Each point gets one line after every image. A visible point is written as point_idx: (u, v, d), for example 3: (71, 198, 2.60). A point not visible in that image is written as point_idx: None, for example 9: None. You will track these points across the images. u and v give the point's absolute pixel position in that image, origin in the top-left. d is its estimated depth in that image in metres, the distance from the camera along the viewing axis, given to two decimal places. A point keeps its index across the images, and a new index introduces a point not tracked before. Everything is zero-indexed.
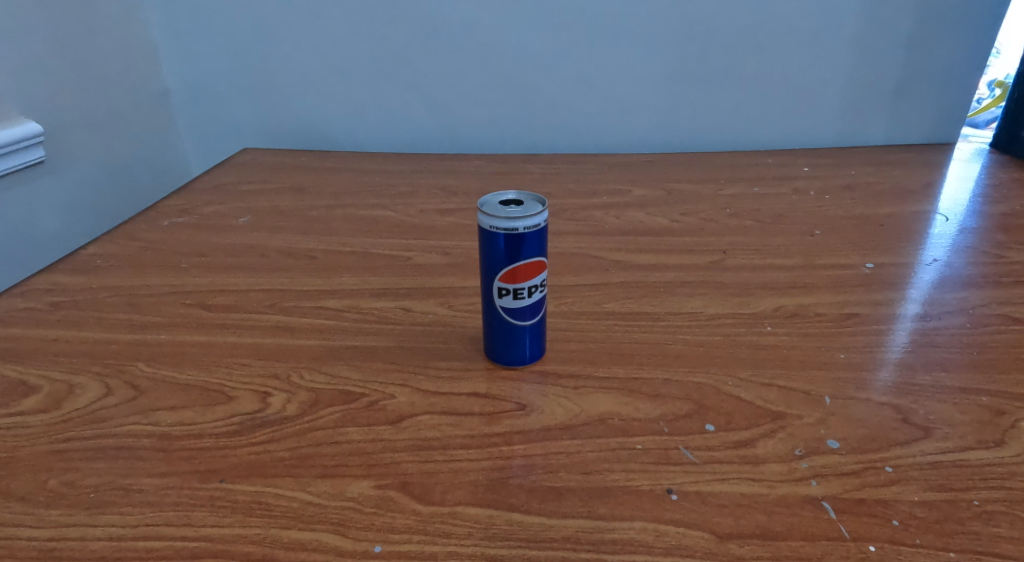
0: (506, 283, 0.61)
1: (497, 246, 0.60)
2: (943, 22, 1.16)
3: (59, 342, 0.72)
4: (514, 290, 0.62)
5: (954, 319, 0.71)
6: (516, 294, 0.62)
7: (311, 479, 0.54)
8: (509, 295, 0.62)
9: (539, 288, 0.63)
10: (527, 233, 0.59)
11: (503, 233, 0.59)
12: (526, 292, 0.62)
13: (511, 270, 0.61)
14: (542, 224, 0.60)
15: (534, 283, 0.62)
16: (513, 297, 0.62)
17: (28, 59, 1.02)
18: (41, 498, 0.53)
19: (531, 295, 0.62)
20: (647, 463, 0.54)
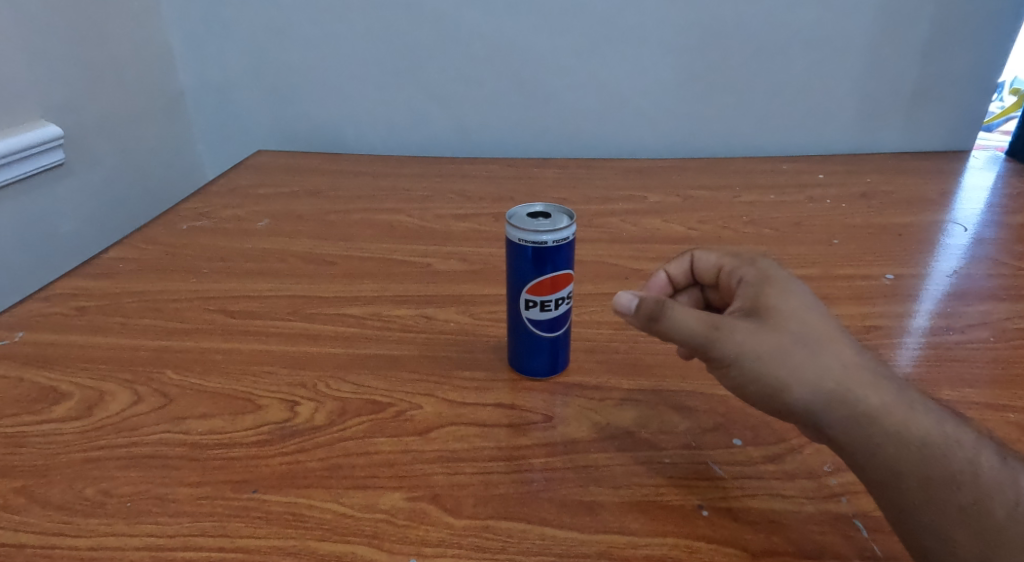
0: (533, 296, 0.62)
1: (526, 259, 0.60)
2: (962, 29, 1.15)
3: (86, 347, 0.73)
4: (541, 302, 0.62)
5: (977, 333, 0.72)
6: (543, 306, 0.62)
7: (343, 490, 0.54)
8: (537, 307, 0.62)
9: (565, 300, 0.63)
10: (555, 247, 0.60)
11: (531, 246, 0.60)
12: (553, 304, 0.62)
13: (538, 282, 0.61)
14: (570, 237, 0.60)
15: (560, 295, 0.63)
16: (540, 309, 0.62)
17: (48, 62, 1.03)
18: (79, 507, 0.54)
19: (558, 308, 0.63)
20: (677, 478, 0.55)
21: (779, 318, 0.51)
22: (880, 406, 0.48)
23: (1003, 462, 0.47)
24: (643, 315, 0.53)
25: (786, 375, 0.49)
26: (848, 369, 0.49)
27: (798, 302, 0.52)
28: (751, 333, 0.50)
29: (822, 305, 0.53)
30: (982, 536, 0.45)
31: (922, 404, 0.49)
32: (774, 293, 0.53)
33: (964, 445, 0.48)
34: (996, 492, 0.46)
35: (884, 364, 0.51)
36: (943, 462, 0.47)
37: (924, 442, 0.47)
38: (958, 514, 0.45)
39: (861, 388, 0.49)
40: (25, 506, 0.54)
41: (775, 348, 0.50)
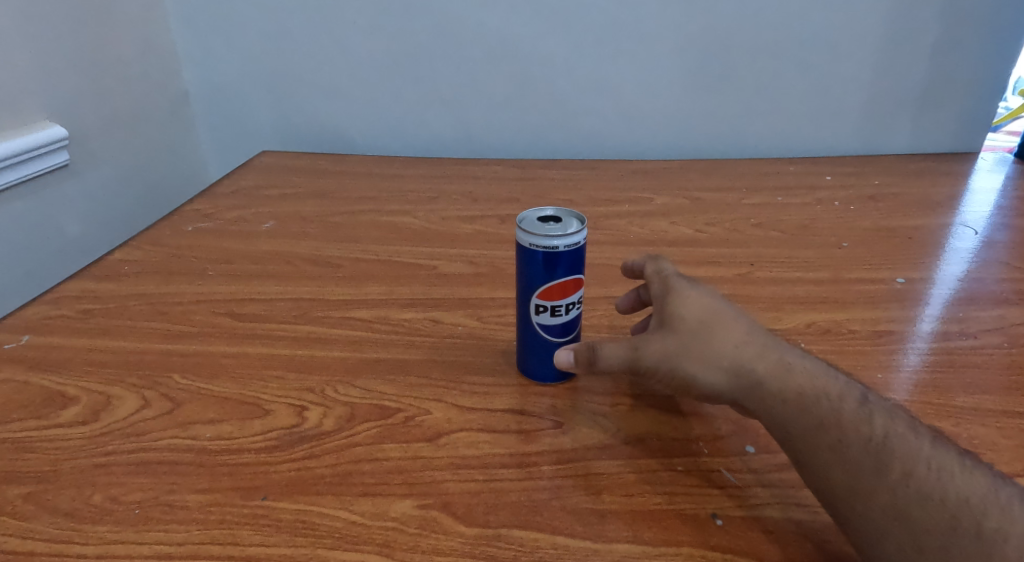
0: (544, 301, 0.61)
1: (538, 263, 0.60)
2: (972, 30, 1.14)
3: (92, 350, 0.72)
4: (552, 307, 0.62)
5: (990, 338, 0.71)
6: (553, 311, 0.62)
7: (354, 497, 0.55)
8: (547, 312, 0.62)
9: (576, 305, 0.63)
10: (566, 251, 0.60)
11: (542, 251, 0.59)
12: (564, 309, 0.62)
13: (549, 288, 0.61)
14: (581, 242, 0.60)
15: (571, 300, 0.62)
16: (551, 314, 0.62)
17: (52, 64, 1.03)
18: (88, 514, 0.54)
19: (568, 313, 0.62)
20: (689, 486, 0.55)
21: (678, 319, 0.59)
22: (763, 375, 0.56)
23: (867, 404, 0.53)
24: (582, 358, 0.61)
25: (688, 365, 0.57)
26: (736, 349, 0.57)
27: (695, 301, 0.60)
28: (660, 341, 0.59)
29: (716, 298, 0.61)
30: (847, 468, 0.50)
31: (798, 365, 0.56)
32: (675, 297, 0.61)
33: (833, 394, 0.54)
34: (858, 429, 0.51)
35: (770, 336, 0.59)
36: (813, 410, 0.53)
37: (799, 397, 0.54)
38: (829, 451, 0.51)
39: (748, 362, 0.57)
40: (33, 513, 0.54)
41: (677, 348, 0.58)
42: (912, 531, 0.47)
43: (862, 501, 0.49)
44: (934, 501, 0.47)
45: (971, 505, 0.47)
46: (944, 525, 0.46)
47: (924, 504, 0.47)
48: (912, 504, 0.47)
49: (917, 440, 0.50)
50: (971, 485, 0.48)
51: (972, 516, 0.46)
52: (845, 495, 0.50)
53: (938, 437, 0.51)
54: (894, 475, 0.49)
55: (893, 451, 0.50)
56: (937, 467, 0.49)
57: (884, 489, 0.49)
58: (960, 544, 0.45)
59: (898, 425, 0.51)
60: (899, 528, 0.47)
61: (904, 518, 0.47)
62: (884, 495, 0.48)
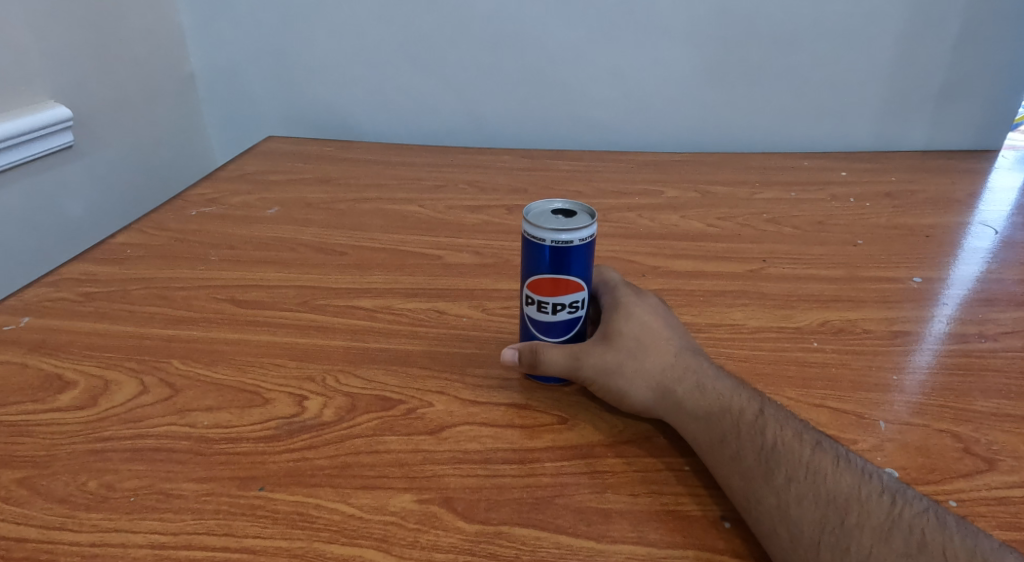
0: (531, 293, 0.61)
1: (534, 255, 0.59)
2: (998, 24, 1.11)
3: (92, 335, 0.71)
4: (538, 302, 0.61)
5: (1010, 341, 0.69)
6: (540, 306, 0.61)
7: (353, 490, 0.53)
8: (534, 305, 0.61)
9: (567, 309, 0.61)
10: (564, 248, 0.58)
11: (532, 240, 0.59)
12: (551, 307, 0.60)
13: (536, 280, 0.60)
14: (574, 243, 0.58)
15: (560, 301, 0.60)
16: (536, 309, 0.61)
17: (58, 44, 1.02)
18: (82, 500, 0.53)
19: (556, 313, 0.61)
20: (696, 486, 0.54)
21: (619, 334, 0.61)
22: (683, 396, 0.57)
23: (764, 415, 0.54)
24: (527, 363, 0.61)
25: (619, 380, 0.59)
26: (663, 368, 0.59)
27: (635, 320, 0.62)
28: (599, 352, 0.60)
29: (654, 318, 0.63)
30: (742, 475, 0.51)
31: (713, 385, 0.57)
32: (619, 311, 0.63)
33: (736, 408, 0.55)
34: (753, 439, 0.52)
35: (695, 357, 0.60)
36: (718, 425, 0.55)
37: (708, 414, 0.56)
38: (729, 462, 0.52)
39: (671, 382, 0.58)
40: (27, 498, 0.53)
41: (613, 363, 0.59)
42: (792, 534, 0.47)
43: (753, 506, 0.50)
44: (809, 500, 0.48)
45: (836, 501, 0.47)
46: (815, 523, 0.47)
47: (801, 505, 0.48)
48: (792, 505, 0.48)
49: (801, 445, 0.51)
50: (839, 483, 0.48)
51: (837, 512, 0.47)
52: (741, 501, 0.51)
53: (822, 440, 0.51)
54: (778, 480, 0.50)
55: (780, 458, 0.51)
56: (813, 469, 0.49)
57: (770, 492, 0.49)
58: (826, 540, 0.46)
59: (786, 433, 0.52)
60: (781, 527, 0.48)
61: (784, 519, 0.48)
62: (770, 499, 0.49)
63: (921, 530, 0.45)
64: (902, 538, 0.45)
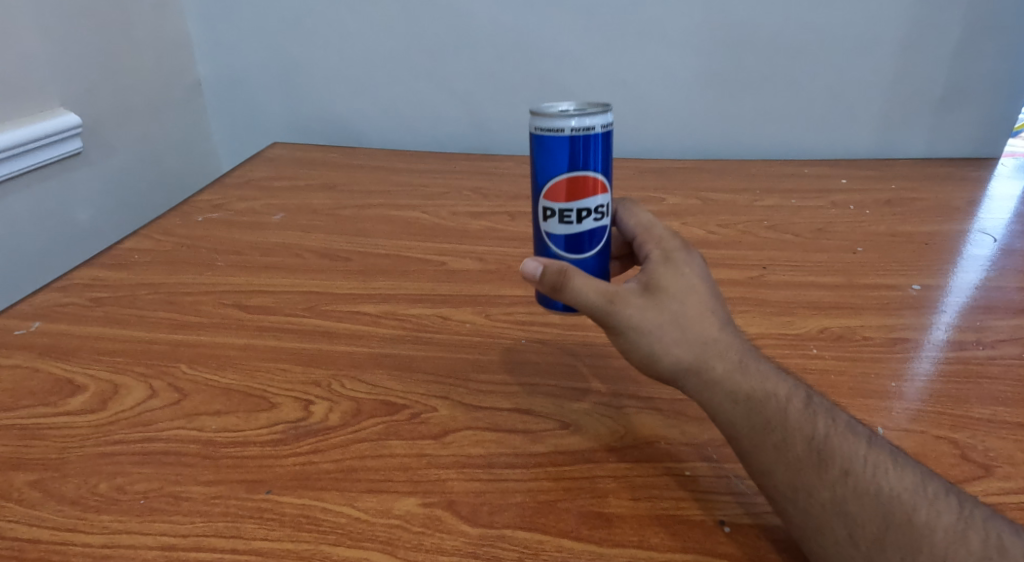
0: (552, 203, 0.61)
1: (552, 155, 0.60)
2: (998, 33, 1.12)
3: (101, 339, 0.72)
4: (560, 210, 0.61)
5: (1008, 348, 0.70)
6: (562, 215, 0.61)
7: (358, 494, 0.54)
8: (555, 216, 0.61)
9: (592, 214, 0.61)
10: (579, 138, 0.59)
11: (548, 136, 0.59)
12: (574, 214, 0.61)
13: (557, 184, 0.60)
14: (592, 131, 0.59)
15: (583, 206, 0.61)
16: (558, 220, 0.61)
17: (68, 51, 1.03)
18: (93, 502, 0.54)
19: (580, 220, 0.61)
20: (697, 491, 0.55)
21: (664, 292, 0.57)
22: (722, 374, 0.54)
23: (811, 405, 0.53)
24: (549, 284, 0.58)
25: (653, 341, 0.55)
26: (707, 340, 0.55)
27: (684, 280, 0.57)
28: (638, 306, 0.56)
29: (705, 281, 0.58)
30: (791, 465, 0.50)
31: (757, 367, 0.55)
32: (667, 265, 0.59)
33: (784, 396, 0.54)
34: (803, 429, 0.51)
35: (738, 333, 0.57)
36: (763, 410, 0.53)
37: (750, 397, 0.53)
38: (774, 450, 0.51)
39: (712, 357, 0.55)
40: (39, 500, 0.54)
41: (653, 322, 0.55)
42: (850, 530, 0.48)
43: (802, 498, 0.50)
44: (869, 496, 0.48)
45: (902, 499, 0.48)
46: (877, 521, 0.47)
47: (860, 500, 0.48)
48: (850, 500, 0.48)
49: (853, 438, 0.51)
50: (902, 480, 0.48)
51: (903, 511, 0.47)
52: (786, 491, 0.50)
53: (873, 435, 0.52)
54: (833, 473, 0.49)
55: (833, 451, 0.50)
56: (873, 464, 0.49)
57: (824, 486, 0.49)
58: (892, 538, 0.46)
59: (839, 425, 0.52)
60: (836, 522, 0.48)
61: (842, 513, 0.48)
62: (824, 492, 0.49)
63: (995, 533, 0.46)
64: (978, 540, 0.46)
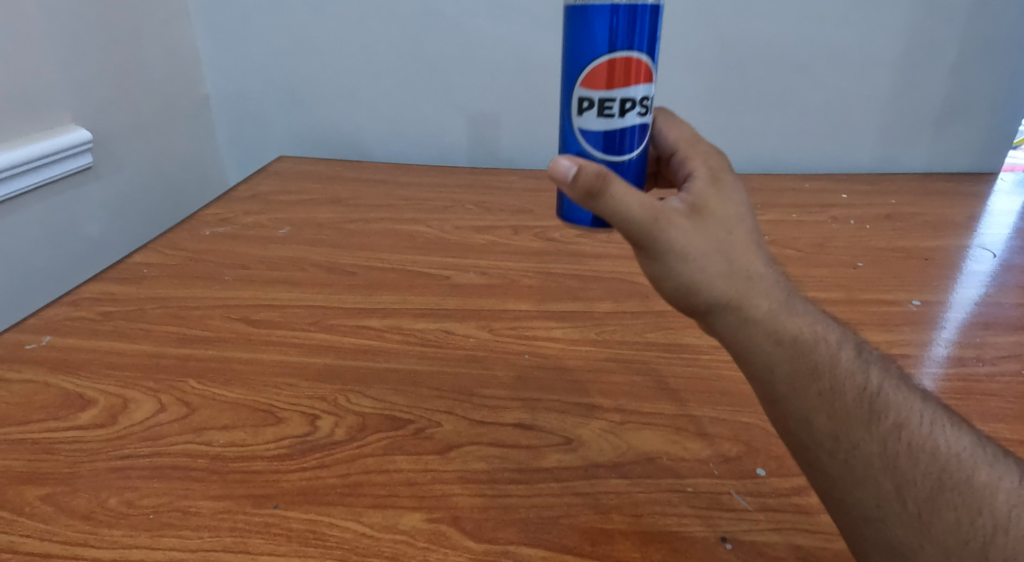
0: (591, 92, 0.60)
1: (593, 41, 0.59)
2: (997, 49, 1.13)
3: (110, 354, 0.73)
4: (600, 101, 0.60)
5: (1007, 365, 0.71)
6: (601, 106, 0.60)
7: (363, 509, 0.55)
8: (594, 108, 0.60)
9: (635, 106, 0.60)
10: (620, 21, 0.58)
11: (587, 21, 0.58)
12: (615, 103, 0.60)
13: (596, 74, 0.59)
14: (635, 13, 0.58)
15: (624, 95, 0.60)
16: (597, 111, 0.60)
17: (80, 69, 1.05)
18: (103, 517, 0.55)
19: (620, 110, 0.60)
20: (699, 508, 0.56)
21: (710, 220, 0.55)
22: (766, 313, 0.53)
23: (861, 354, 0.53)
24: (582, 187, 0.54)
25: (696, 271, 0.54)
26: (754, 276, 0.55)
27: (730, 212, 0.57)
28: (683, 229, 0.54)
29: (750, 217, 0.58)
30: (838, 415, 0.50)
31: (802, 310, 0.55)
32: (713, 194, 0.57)
33: (833, 343, 0.53)
34: (853, 379, 0.51)
35: (778, 276, 0.57)
36: (808, 356, 0.52)
37: (796, 341, 0.53)
38: (819, 398, 0.51)
39: (756, 294, 0.54)
40: (50, 514, 0.55)
41: (698, 249, 0.54)
42: (898, 485, 0.47)
43: (847, 451, 0.49)
44: (923, 452, 0.48)
45: (958, 458, 0.48)
46: (927, 478, 0.47)
47: (912, 456, 0.48)
48: (901, 455, 0.48)
49: (902, 394, 0.51)
50: (958, 439, 0.48)
51: (959, 469, 0.47)
52: (829, 442, 0.50)
53: (925, 393, 0.52)
54: (884, 427, 0.49)
55: (884, 405, 0.50)
56: (929, 420, 0.49)
57: (872, 440, 0.49)
58: (946, 495, 0.46)
59: (890, 380, 0.52)
60: (884, 477, 0.48)
61: (892, 468, 0.48)
62: (872, 446, 0.49)
63: None
64: None
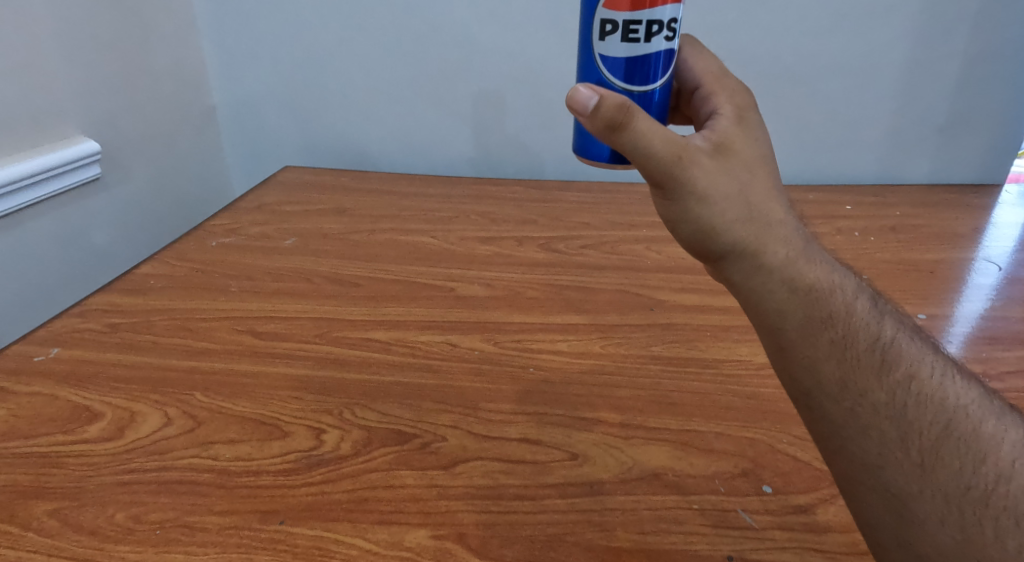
0: (616, 15, 0.60)
1: None
2: (1002, 62, 1.13)
3: (117, 366, 0.74)
4: (625, 23, 0.60)
5: (1012, 381, 0.71)
6: (625, 30, 0.60)
7: (369, 525, 0.55)
8: (618, 31, 0.60)
9: (662, 30, 0.60)
10: None
11: None
12: (639, 26, 0.59)
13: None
14: None
15: (648, 17, 0.59)
16: (622, 34, 0.60)
17: (89, 81, 1.06)
18: (110, 532, 0.55)
19: (645, 34, 0.60)
20: (705, 525, 0.56)
21: (731, 163, 0.59)
22: (781, 259, 0.58)
23: (873, 307, 0.56)
24: (604, 119, 0.56)
25: (716, 216, 0.58)
26: (768, 223, 0.59)
27: (751, 156, 0.60)
28: (706, 170, 0.57)
29: (769, 162, 0.61)
30: (848, 361, 0.52)
31: (815, 261, 0.59)
32: (736, 136, 0.60)
33: (846, 294, 0.57)
34: (866, 330, 0.54)
35: (798, 231, 0.61)
36: (819, 303, 0.56)
37: (810, 288, 0.57)
38: (830, 345, 0.54)
39: (770, 241, 0.58)
40: (57, 530, 0.55)
41: (716, 193, 0.58)
42: (903, 431, 0.49)
43: (853, 397, 0.51)
44: (929, 401, 0.49)
45: (964, 408, 0.49)
46: (932, 425, 0.48)
47: (918, 405, 0.49)
48: (908, 404, 0.50)
49: (912, 345, 0.53)
50: (964, 392, 0.50)
51: (964, 419, 0.48)
52: (837, 386, 0.52)
53: (934, 350, 0.53)
54: (892, 376, 0.51)
55: (896, 354, 0.52)
56: (936, 372, 0.51)
57: (881, 386, 0.51)
58: (949, 443, 0.48)
59: (900, 335, 0.54)
60: (890, 422, 0.49)
61: (897, 414, 0.49)
62: (880, 392, 0.50)
63: None
64: None
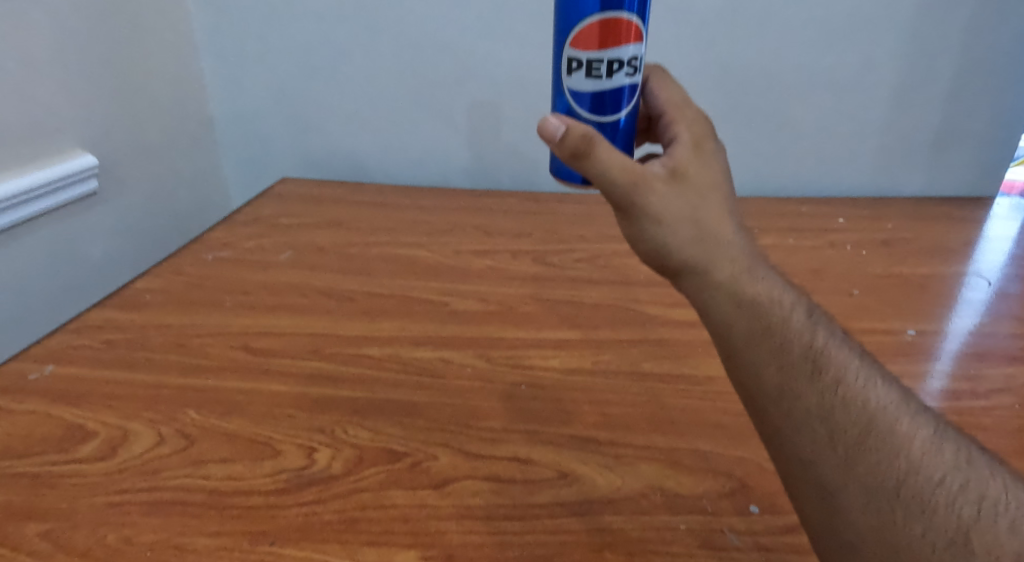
0: (579, 53, 0.61)
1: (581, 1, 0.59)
2: (991, 78, 1.14)
3: (111, 384, 0.74)
4: (589, 62, 0.60)
5: (1000, 398, 0.71)
6: (588, 68, 0.61)
7: (359, 546, 0.56)
8: (581, 69, 0.61)
9: (623, 67, 0.61)
10: None
11: None
12: (602, 64, 0.60)
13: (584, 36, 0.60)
14: None
15: (610, 57, 0.60)
16: (585, 72, 0.61)
17: (87, 98, 1.07)
18: (102, 554, 0.55)
19: (607, 72, 0.61)
20: (692, 546, 0.56)
21: (687, 181, 0.59)
22: (728, 275, 0.57)
23: (811, 317, 0.56)
24: (569, 148, 0.57)
25: (666, 232, 0.57)
26: (714, 231, 0.58)
27: (707, 176, 0.60)
28: (662, 193, 0.57)
29: (724, 180, 0.61)
30: (784, 367, 0.52)
31: (761, 273, 0.58)
32: (691, 156, 0.60)
33: (785, 303, 0.56)
34: (802, 337, 0.53)
35: (745, 244, 0.59)
36: (760, 311, 0.55)
37: (754, 303, 0.56)
38: (771, 351, 0.53)
39: (715, 248, 0.58)
40: (49, 551, 0.56)
41: (663, 205, 0.57)
42: (831, 432, 0.49)
43: (787, 403, 0.51)
44: (855, 405, 0.49)
45: (887, 411, 0.49)
46: (857, 427, 0.49)
47: (846, 409, 0.49)
48: (836, 407, 0.50)
49: (845, 352, 0.53)
50: (888, 397, 0.50)
51: (886, 421, 0.49)
52: (773, 391, 0.52)
53: (865, 357, 0.53)
54: (824, 381, 0.51)
55: (827, 361, 0.52)
56: (863, 378, 0.51)
57: (812, 390, 0.51)
58: (870, 442, 0.48)
59: (836, 341, 0.54)
60: (819, 427, 0.49)
61: (826, 418, 0.49)
62: (811, 396, 0.50)
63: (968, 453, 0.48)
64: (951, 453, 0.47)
